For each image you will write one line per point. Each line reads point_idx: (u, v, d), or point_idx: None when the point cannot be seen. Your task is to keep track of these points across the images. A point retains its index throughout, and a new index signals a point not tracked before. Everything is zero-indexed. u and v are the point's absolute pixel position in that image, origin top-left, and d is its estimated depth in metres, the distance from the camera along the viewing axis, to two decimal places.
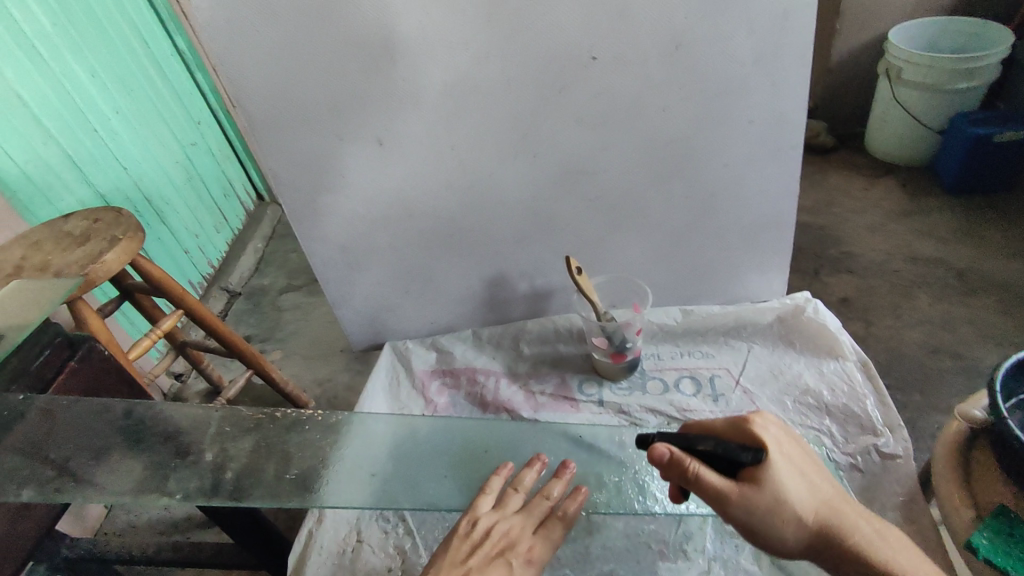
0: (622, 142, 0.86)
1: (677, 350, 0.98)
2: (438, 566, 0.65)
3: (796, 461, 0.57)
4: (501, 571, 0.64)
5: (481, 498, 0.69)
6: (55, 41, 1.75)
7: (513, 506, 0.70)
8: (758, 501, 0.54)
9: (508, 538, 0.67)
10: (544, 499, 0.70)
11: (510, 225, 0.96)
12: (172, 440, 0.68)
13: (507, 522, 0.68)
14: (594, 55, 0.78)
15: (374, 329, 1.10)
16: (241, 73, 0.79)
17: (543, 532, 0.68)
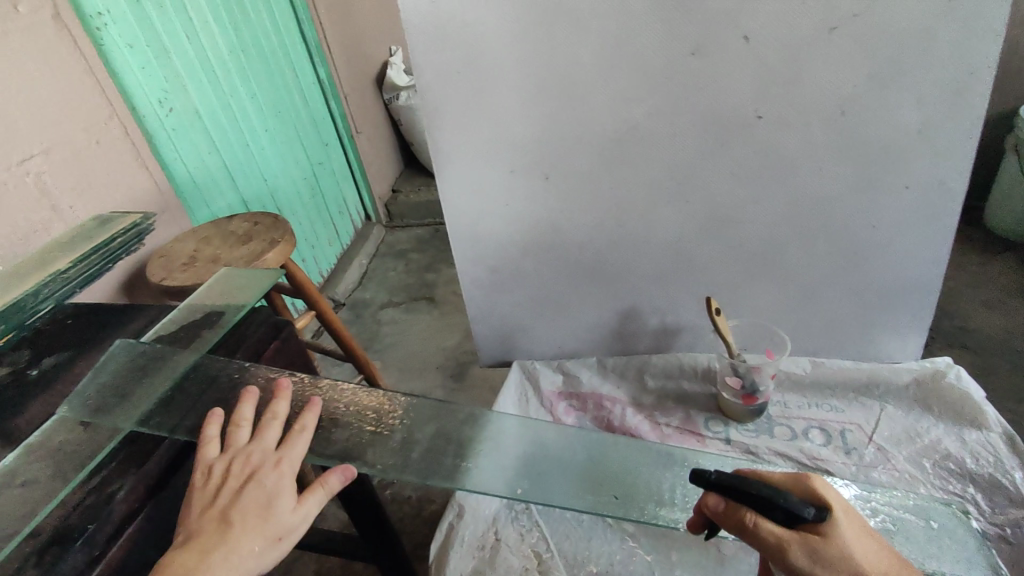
0: (774, 196, 0.91)
1: (804, 400, 0.99)
2: (194, 505, 0.58)
3: (855, 518, 0.55)
4: (262, 496, 0.57)
5: (213, 435, 0.64)
6: (228, 65, 2.00)
7: (258, 435, 0.64)
8: (826, 557, 0.51)
9: (246, 468, 0.60)
10: (270, 418, 0.66)
11: (651, 264, 1.02)
12: (368, 418, 0.72)
13: (246, 450, 0.62)
14: (760, 114, 0.84)
15: (504, 347, 1.18)
16: (437, 108, 0.90)
17: (289, 447, 0.63)
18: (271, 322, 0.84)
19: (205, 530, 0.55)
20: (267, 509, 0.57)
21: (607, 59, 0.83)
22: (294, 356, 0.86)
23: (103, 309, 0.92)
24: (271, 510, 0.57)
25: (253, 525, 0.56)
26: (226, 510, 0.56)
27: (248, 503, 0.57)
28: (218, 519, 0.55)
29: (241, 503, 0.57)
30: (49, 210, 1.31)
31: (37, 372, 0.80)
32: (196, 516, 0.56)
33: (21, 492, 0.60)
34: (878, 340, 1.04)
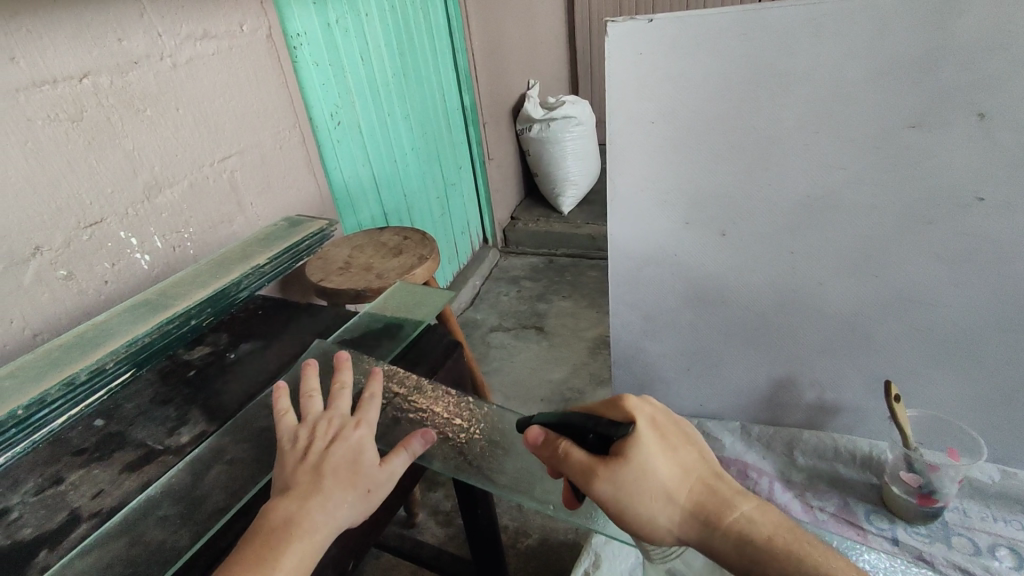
0: (980, 285, 0.84)
1: (988, 512, 0.90)
2: (281, 471, 0.60)
3: (664, 436, 0.56)
4: (346, 457, 0.61)
5: (311, 400, 0.69)
6: (390, 88, 2.16)
7: (341, 403, 0.68)
8: (625, 480, 0.54)
9: (336, 428, 0.64)
10: (338, 388, 0.69)
11: (819, 336, 0.97)
12: (537, 452, 0.72)
13: (328, 416, 0.66)
14: (980, 197, 0.78)
15: (641, 395, 1.17)
16: (623, 154, 0.92)
17: (364, 416, 0.66)
18: (446, 342, 0.88)
19: (298, 484, 0.58)
20: (356, 467, 0.60)
21: (813, 125, 0.81)
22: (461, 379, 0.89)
23: (290, 305, 1.00)
24: (359, 466, 0.60)
25: (344, 481, 0.59)
26: (324, 463, 0.60)
27: (335, 462, 0.60)
28: (314, 472, 0.59)
29: (333, 456, 0.60)
30: (236, 205, 1.42)
31: (235, 355, 0.88)
32: (285, 476, 0.59)
33: (228, 468, 0.65)
34: None
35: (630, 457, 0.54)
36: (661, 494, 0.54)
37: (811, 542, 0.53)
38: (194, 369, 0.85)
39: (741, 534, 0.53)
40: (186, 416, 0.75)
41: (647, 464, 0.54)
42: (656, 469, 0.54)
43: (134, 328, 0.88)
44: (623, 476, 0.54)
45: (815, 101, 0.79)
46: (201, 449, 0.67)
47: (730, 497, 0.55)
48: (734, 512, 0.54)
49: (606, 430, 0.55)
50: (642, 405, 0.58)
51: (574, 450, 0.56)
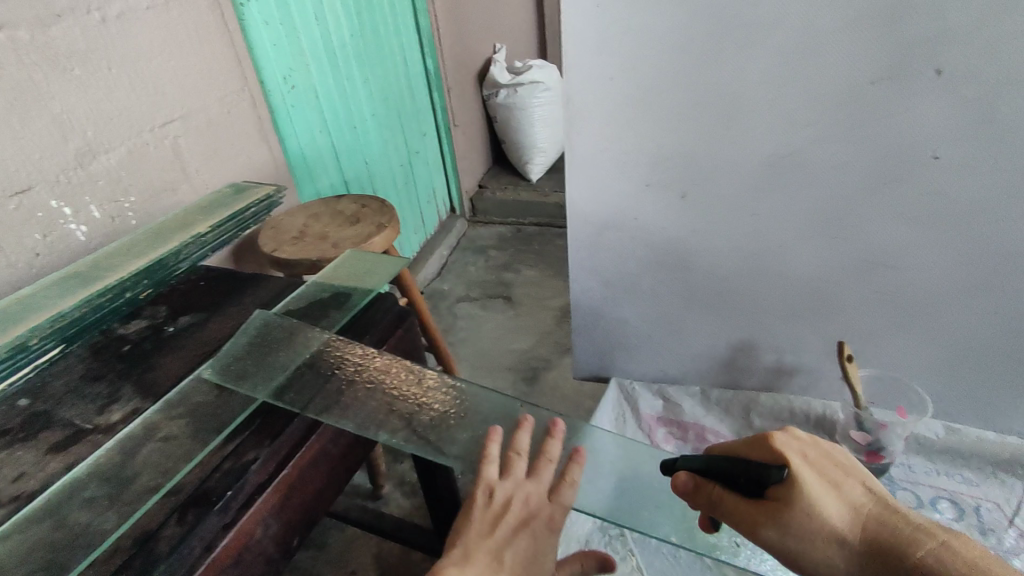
0: (938, 246, 0.83)
1: (932, 467, 0.92)
2: (465, 537, 0.59)
3: (820, 474, 0.55)
4: (530, 541, 0.59)
5: (543, 468, 0.65)
6: (348, 49, 2.07)
7: (542, 476, 0.64)
8: (791, 526, 0.52)
9: (529, 507, 0.61)
10: (544, 461, 0.65)
11: (779, 300, 0.96)
12: (489, 421, 0.71)
13: (524, 490, 0.62)
14: (938, 156, 0.77)
15: (602, 362, 1.16)
16: (582, 113, 0.89)
17: (563, 494, 0.63)
18: (397, 313, 0.84)
19: (478, 560, 0.56)
20: (536, 550, 0.59)
21: (776, 82, 0.78)
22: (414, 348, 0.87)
23: (235, 276, 0.95)
24: (539, 559, 0.58)
25: (525, 574, 0.56)
26: (505, 547, 0.58)
27: (522, 547, 0.58)
28: (496, 555, 0.57)
29: (515, 545, 0.58)
30: (181, 171, 1.34)
31: (174, 328, 0.83)
32: (468, 545, 0.58)
33: (162, 444, 0.61)
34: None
35: (787, 500, 0.53)
36: (829, 536, 0.52)
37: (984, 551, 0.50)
38: (129, 343, 0.80)
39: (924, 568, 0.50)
40: (118, 393, 0.71)
41: (800, 506, 0.53)
42: (813, 512, 0.52)
43: (66, 303, 0.83)
44: (786, 522, 0.52)
45: (777, 56, 0.76)
46: (133, 427, 0.63)
47: (895, 526, 0.52)
48: (906, 541, 0.51)
49: (759, 473, 0.54)
50: (788, 441, 0.57)
51: (721, 500, 0.57)
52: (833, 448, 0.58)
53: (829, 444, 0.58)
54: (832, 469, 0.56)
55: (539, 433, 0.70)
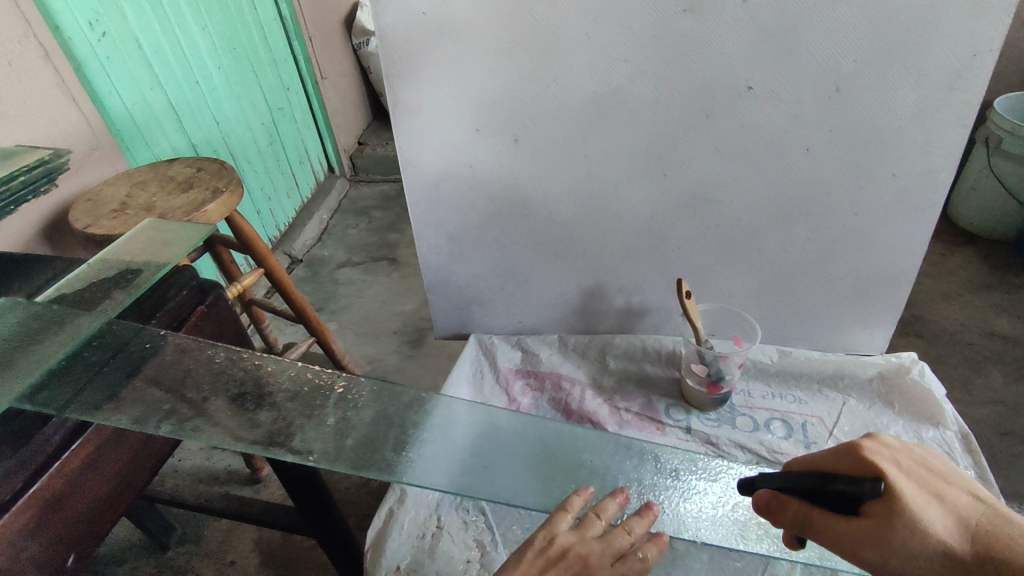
0: (756, 177, 0.84)
1: (769, 390, 0.96)
2: None
3: (924, 485, 0.50)
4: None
5: (561, 515, 0.63)
6: None
7: (592, 531, 0.63)
8: (909, 549, 0.48)
9: (580, 563, 0.62)
10: (629, 523, 0.63)
11: (621, 242, 0.96)
12: (298, 398, 0.67)
13: (584, 547, 0.63)
14: (750, 86, 0.77)
15: (460, 320, 1.12)
16: (397, 52, 0.80)
17: (518, 484, 0.59)
18: (198, 287, 0.76)
19: None
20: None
21: (592, 12, 0.74)
22: (222, 325, 0.78)
23: (9, 259, 0.80)
24: None
25: None
26: None
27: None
28: None
29: None
30: None
31: None
32: None
33: None
34: (846, 332, 1.00)
35: (905, 521, 0.48)
36: (960, 559, 0.48)
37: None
38: None
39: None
40: None
41: (915, 524, 0.48)
42: (933, 531, 0.48)
43: None
44: (905, 544, 0.48)
45: None
46: None
47: (1008, 537, 0.48)
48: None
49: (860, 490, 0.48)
50: (881, 449, 0.52)
51: (813, 514, 0.50)
52: (928, 453, 0.53)
53: (919, 449, 0.54)
54: (936, 478, 0.51)
55: (353, 403, 0.67)
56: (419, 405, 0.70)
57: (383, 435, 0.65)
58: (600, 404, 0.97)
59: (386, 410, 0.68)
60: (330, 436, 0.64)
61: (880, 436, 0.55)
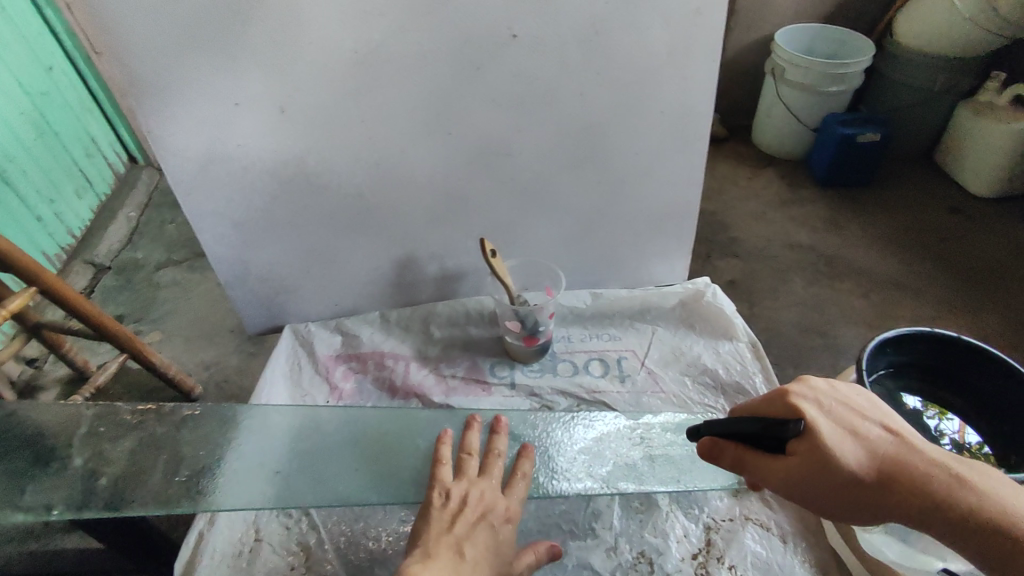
0: (538, 126, 0.84)
1: (586, 332, 1.00)
2: (426, 536, 0.64)
3: (844, 423, 0.53)
4: (488, 535, 0.65)
5: (440, 470, 0.72)
6: None
7: (472, 470, 0.72)
8: (828, 486, 0.52)
9: (482, 503, 0.68)
10: (494, 455, 0.75)
11: (421, 206, 0.92)
12: (43, 446, 0.80)
13: (477, 488, 0.70)
14: (513, 34, 0.76)
15: (272, 312, 1.04)
16: (113, 17, 0.68)
17: (514, 491, 0.71)
18: None
19: (440, 555, 0.61)
20: (492, 546, 0.65)
21: None
22: None
23: None
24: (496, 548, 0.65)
25: (481, 562, 0.63)
26: (466, 543, 0.64)
27: (480, 542, 0.64)
28: (457, 551, 0.63)
29: (474, 536, 0.64)
30: None
31: None
32: (430, 545, 0.63)
33: None
34: (650, 266, 1.04)
35: (819, 459, 0.51)
36: (870, 491, 0.51)
37: (999, 481, 0.51)
38: None
39: (962, 517, 0.50)
40: None
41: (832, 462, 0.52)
42: (846, 469, 0.51)
43: None
44: (825, 481, 0.52)
45: None
46: None
47: (916, 471, 0.51)
48: (939, 492, 0.50)
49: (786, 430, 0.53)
50: (808, 393, 0.55)
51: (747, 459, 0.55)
52: (853, 393, 0.56)
53: (853, 390, 0.56)
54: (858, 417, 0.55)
55: (107, 440, 0.80)
56: (187, 424, 0.82)
57: (146, 465, 0.77)
58: (425, 377, 0.95)
59: (146, 435, 0.81)
60: (78, 483, 0.76)
61: (810, 379, 0.58)
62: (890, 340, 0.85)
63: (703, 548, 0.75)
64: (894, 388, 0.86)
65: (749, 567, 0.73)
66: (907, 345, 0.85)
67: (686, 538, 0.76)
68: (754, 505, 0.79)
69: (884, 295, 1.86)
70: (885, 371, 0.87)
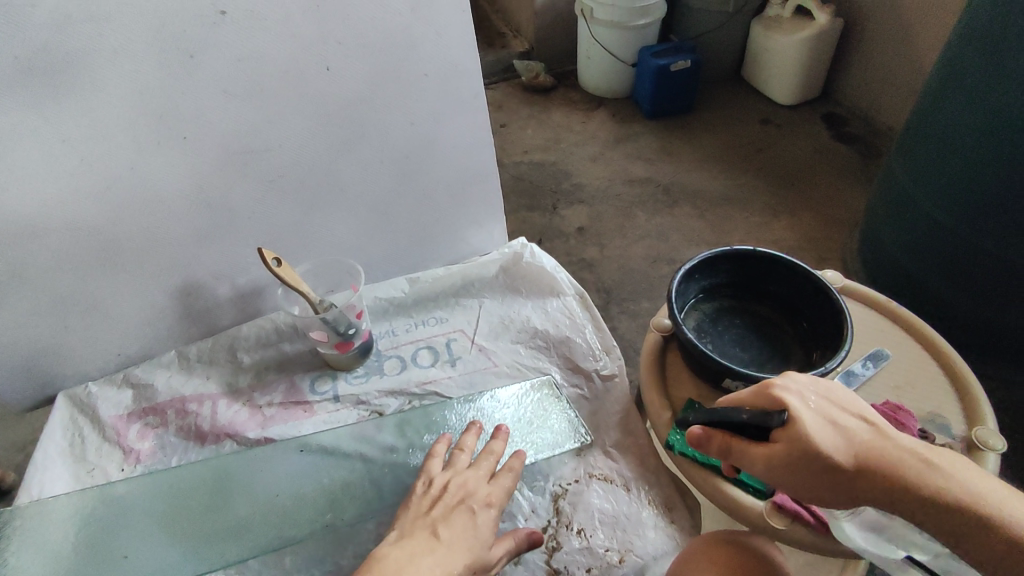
0: (291, 112, 0.75)
1: (411, 321, 0.93)
2: (404, 522, 0.64)
3: (824, 413, 0.53)
4: (466, 517, 0.63)
5: (432, 462, 0.71)
6: None
7: (462, 463, 0.71)
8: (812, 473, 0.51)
9: (463, 489, 0.67)
10: (487, 450, 0.72)
11: (183, 223, 0.79)
12: None
13: (463, 476, 0.69)
14: (221, 9, 0.65)
15: (36, 382, 0.86)
16: None
17: (499, 481, 0.69)
18: None
19: (414, 538, 0.61)
20: (474, 530, 0.63)
21: None
22: None
23: None
24: (477, 533, 0.63)
25: (459, 548, 0.60)
26: (441, 523, 0.63)
27: (457, 525, 0.62)
28: (431, 531, 0.61)
29: (454, 527, 0.62)
30: None
31: None
32: (406, 530, 0.63)
33: None
34: (465, 236, 0.99)
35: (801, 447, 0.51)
36: (850, 479, 0.51)
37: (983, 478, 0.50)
38: None
39: (942, 508, 0.49)
40: None
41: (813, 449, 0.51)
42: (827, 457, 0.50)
43: None
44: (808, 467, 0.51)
45: None
46: None
47: (894, 460, 0.50)
48: (918, 482, 0.49)
49: (768, 419, 0.53)
50: (791, 385, 0.55)
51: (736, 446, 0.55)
52: (836, 387, 0.56)
53: (834, 385, 0.56)
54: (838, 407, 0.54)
55: None
56: None
57: None
58: (236, 415, 0.84)
59: None
60: None
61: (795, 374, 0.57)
62: (696, 265, 0.86)
63: (553, 518, 0.74)
64: (710, 310, 0.89)
65: (597, 524, 0.73)
66: (713, 269, 0.87)
67: (534, 513, 0.74)
68: (597, 460, 0.78)
69: (717, 212, 1.97)
70: (698, 297, 0.89)
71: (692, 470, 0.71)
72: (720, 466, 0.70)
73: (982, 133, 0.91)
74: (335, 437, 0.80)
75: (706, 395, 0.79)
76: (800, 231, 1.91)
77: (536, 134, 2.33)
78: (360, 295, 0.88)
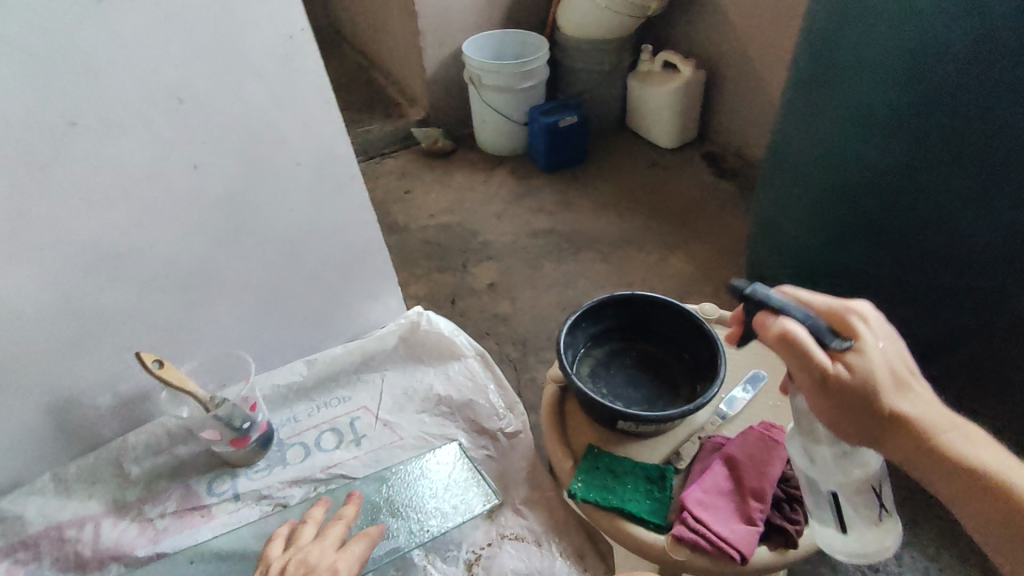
0: (160, 212, 0.74)
1: (313, 404, 0.92)
2: None
3: (886, 357, 0.52)
4: None
5: (273, 544, 0.70)
6: None
7: (307, 537, 0.70)
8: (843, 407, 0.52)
9: (306, 561, 0.66)
10: (335, 519, 0.72)
11: (51, 336, 0.75)
12: None
13: (306, 550, 0.68)
14: (73, 121, 0.65)
15: None
16: None
17: (348, 548, 0.69)
18: None
19: None
20: None
21: None
22: None
23: None
24: None
25: None
26: None
27: None
28: None
29: None
30: None
31: None
32: None
33: None
34: (362, 311, 1.00)
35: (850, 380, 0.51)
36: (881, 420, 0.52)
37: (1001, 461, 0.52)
38: None
39: (952, 469, 0.51)
40: None
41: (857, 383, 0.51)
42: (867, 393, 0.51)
43: None
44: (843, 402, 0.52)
45: None
46: None
47: (919, 418, 0.52)
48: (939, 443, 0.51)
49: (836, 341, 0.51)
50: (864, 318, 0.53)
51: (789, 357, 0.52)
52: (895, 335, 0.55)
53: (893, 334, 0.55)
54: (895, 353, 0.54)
55: None
56: None
57: None
58: (122, 535, 0.78)
59: None
60: None
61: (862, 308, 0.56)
62: (583, 314, 0.90)
63: None
64: (602, 354, 0.93)
65: None
66: (599, 315, 0.92)
67: None
68: (508, 520, 0.80)
69: (619, 254, 2.09)
70: (590, 343, 0.93)
71: (598, 515, 0.74)
72: (621, 507, 0.73)
73: (814, 174, 0.95)
74: (234, 539, 0.76)
75: (604, 438, 0.81)
76: (695, 263, 2.05)
77: (441, 197, 2.39)
78: (252, 384, 0.86)
